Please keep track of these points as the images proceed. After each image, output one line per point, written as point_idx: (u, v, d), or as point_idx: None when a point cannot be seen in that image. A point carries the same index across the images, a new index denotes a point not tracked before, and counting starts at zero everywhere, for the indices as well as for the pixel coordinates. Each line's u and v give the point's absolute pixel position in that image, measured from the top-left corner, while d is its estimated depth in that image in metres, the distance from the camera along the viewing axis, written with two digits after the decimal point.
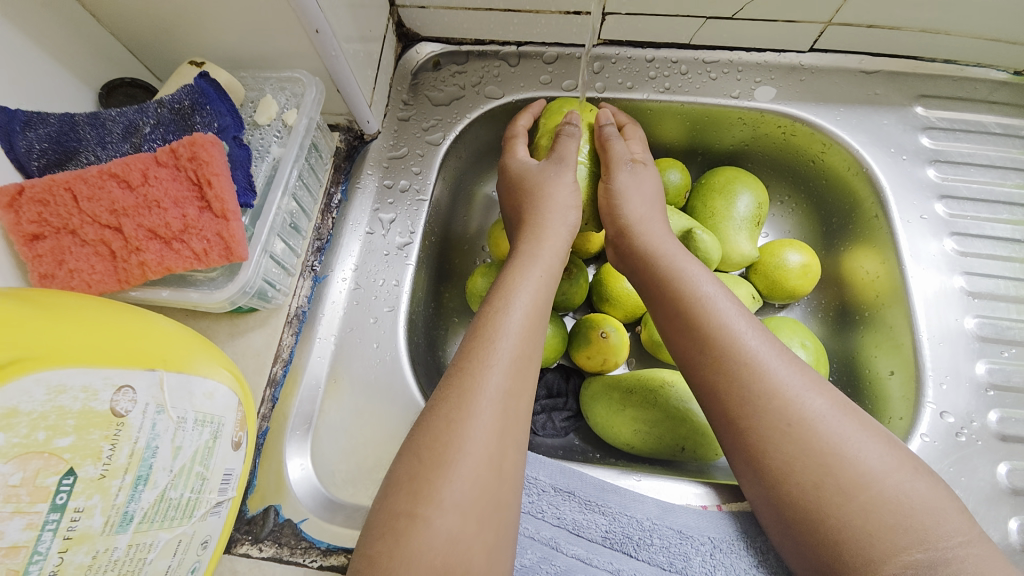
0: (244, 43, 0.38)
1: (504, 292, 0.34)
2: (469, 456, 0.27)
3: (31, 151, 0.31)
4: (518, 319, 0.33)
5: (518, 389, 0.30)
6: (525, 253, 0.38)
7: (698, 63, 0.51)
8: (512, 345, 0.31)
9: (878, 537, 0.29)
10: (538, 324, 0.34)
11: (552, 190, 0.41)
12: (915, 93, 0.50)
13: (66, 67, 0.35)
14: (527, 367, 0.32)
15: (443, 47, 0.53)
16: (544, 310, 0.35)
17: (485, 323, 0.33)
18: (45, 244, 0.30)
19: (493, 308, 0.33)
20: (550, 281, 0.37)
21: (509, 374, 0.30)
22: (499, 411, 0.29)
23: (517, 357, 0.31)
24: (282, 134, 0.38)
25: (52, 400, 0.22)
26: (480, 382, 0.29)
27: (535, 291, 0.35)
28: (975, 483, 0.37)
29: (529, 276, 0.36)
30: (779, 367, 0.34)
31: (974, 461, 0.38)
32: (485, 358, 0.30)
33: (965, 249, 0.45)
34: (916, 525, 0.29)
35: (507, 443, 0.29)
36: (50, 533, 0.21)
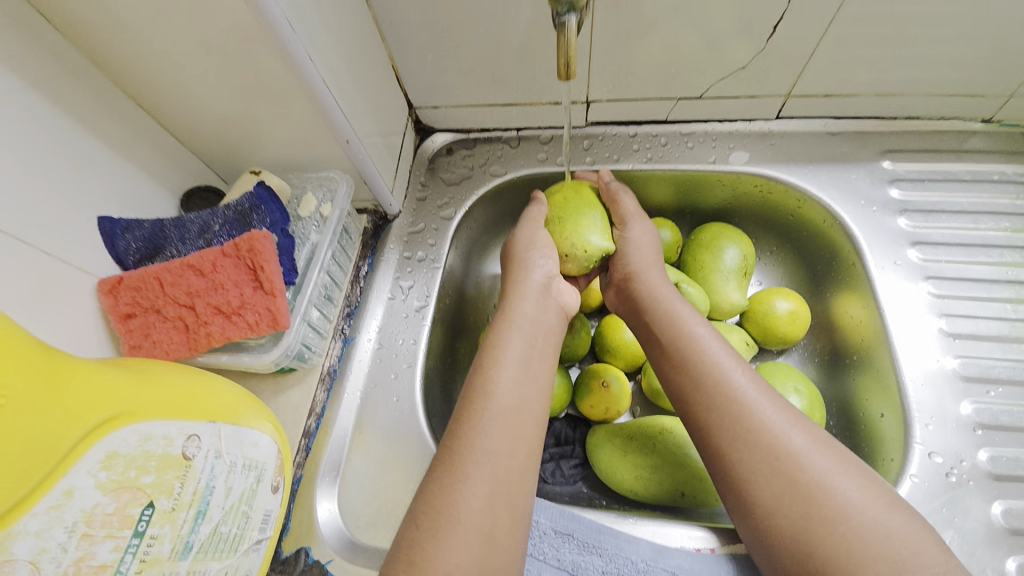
0: (289, 152, 0.47)
1: (489, 357, 0.39)
2: (464, 515, 0.31)
3: (128, 249, 0.40)
4: (503, 382, 0.37)
5: (505, 447, 0.34)
6: (506, 315, 0.42)
7: (676, 135, 0.58)
8: (495, 407, 0.35)
9: (862, 566, 0.30)
10: (523, 381, 0.38)
11: (530, 259, 0.46)
12: (881, 149, 0.55)
13: (154, 180, 0.45)
14: (515, 423, 0.35)
15: (454, 136, 0.62)
16: (530, 367, 0.39)
17: (475, 385, 0.37)
18: (135, 321, 0.38)
19: (483, 377, 0.37)
20: (530, 340, 0.41)
21: (495, 433, 0.34)
22: (487, 470, 0.33)
23: (501, 415, 0.35)
24: (320, 224, 0.47)
25: (142, 444, 0.27)
26: (470, 445, 0.33)
27: (516, 353, 0.39)
28: (969, 524, 0.38)
29: (507, 340, 0.40)
30: (762, 404, 0.37)
31: (966, 501, 0.39)
32: (473, 422, 0.35)
33: (943, 291, 0.48)
34: (897, 555, 0.30)
35: (501, 498, 0.32)
36: (130, 555, 0.27)
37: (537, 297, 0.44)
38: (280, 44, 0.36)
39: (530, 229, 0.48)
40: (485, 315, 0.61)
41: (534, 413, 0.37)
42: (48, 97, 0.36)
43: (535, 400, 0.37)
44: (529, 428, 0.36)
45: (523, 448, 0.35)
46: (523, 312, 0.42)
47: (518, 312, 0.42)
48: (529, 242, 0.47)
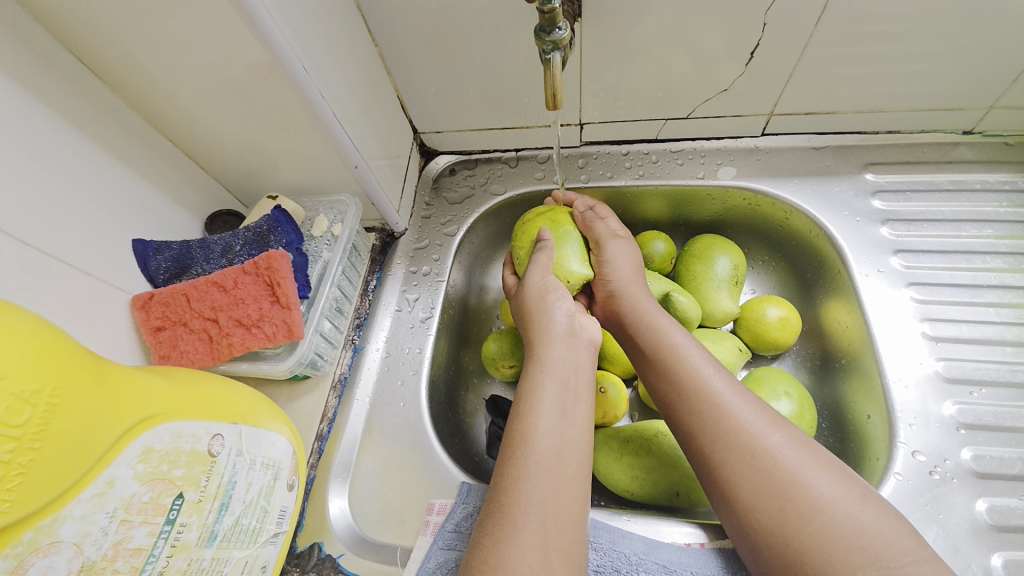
0: (303, 178, 0.51)
1: (525, 407, 0.38)
2: (524, 570, 0.31)
3: (159, 268, 0.44)
4: (543, 433, 0.37)
5: (553, 496, 0.34)
6: (536, 362, 0.42)
7: (667, 153, 0.61)
8: (538, 458, 0.35)
9: (837, 556, 0.32)
10: (562, 428, 0.37)
11: (549, 301, 0.45)
12: (864, 162, 0.57)
13: (183, 206, 0.50)
14: (560, 470, 0.35)
15: (457, 157, 0.66)
16: (567, 413, 0.38)
17: (513, 434, 0.37)
18: (164, 333, 0.42)
19: (519, 425, 0.37)
20: (565, 385, 0.40)
21: (542, 484, 0.34)
22: (538, 523, 0.33)
23: (546, 466, 0.35)
24: (331, 242, 0.50)
25: (174, 441, 0.31)
26: (518, 497, 0.34)
27: (553, 402, 0.38)
28: (952, 520, 0.39)
29: (541, 389, 0.39)
30: (740, 407, 0.39)
31: (950, 498, 0.40)
32: (517, 474, 0.35)
33: (925, 297, 0.49)
34: (868, 545, 0.32)
35: (558, 551, 0.33)
36: (163, 540, 0.30)
37: (564, 340, 0.43)
38: (296, 85, 0.40)
39: (541, 275, 0.47)
40: (487, 325, 0.64)
41: (575, 457, 0.37)
42: (90, 137, 0.41)
43: (576, 446, 0.37)
44: (576, 475, 0.36)
45: (569, 495, 0.35)
46: (553, 358, 0.42)
47: (547, 357, 0.42)
48: (544, 285, 0.46)
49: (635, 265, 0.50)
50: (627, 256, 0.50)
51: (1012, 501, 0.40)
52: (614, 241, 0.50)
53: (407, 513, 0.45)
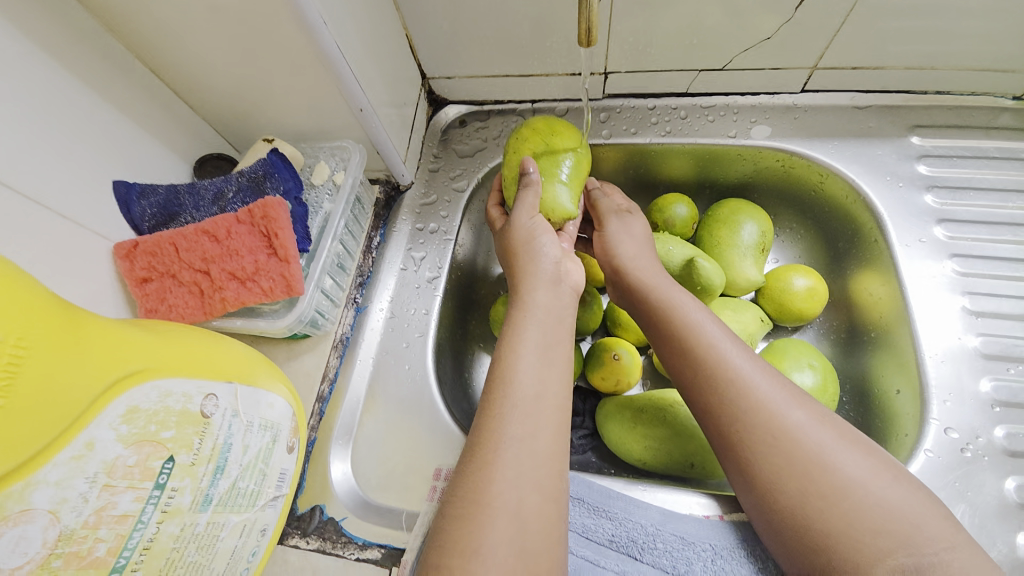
0: (302, 122, 0.47)
1: (507, 347, 0.36)
2: (501, 504, 0.29)
3: (144, 214, 0.41)
4: (526, 372, 0.34)
5: (530, 432, 0.32)
6: (520, 306, 0.39)
7: (696, 108, 0.56)
8: (517, 395, 0.33)
9: (862, 541, 0.30)
10: (546, 368, 0.35)
11: (536, 244, 0.42)
12: (909, 124, 0.53)
13: (167, 147, 0.45)
14: (540, 410, 0.33)
15: (467, 107, 0.61)
16: (551, 355, 0.36)
17: (494, 375, 0.35)
18: (152, 285, 0.39)
19: (500, 362, 0.35)
20: (548, 327, 0.38)
21: (520, 423, 0.32)
22: (515, 459, 0.31)
23: (526, 405, 0.33)
24: (332, 192, 0.47)
25: (162, 400, 0.28)
26: (495, 434, 0.32)
27: (535, 341, 0.36)
28: (982, 499, 0.38)
29: (523, 329, 0.37)
30: (761, 382, 0.36)
31: (981, 477, 0.39)
32: (495, 413, 0.32)
33: (966, 269, 0.47)
34: (897, 531, 0.30)
35: (535, 488, 0.31)
36: (152, 505, 0.28)
37: (549, 284, 0.40)
38: (293, 10, 0.35)
39: (529, 217, 0.43)
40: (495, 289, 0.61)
41: (558, 400, 0.34)
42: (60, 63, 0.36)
43: (557, 387, 0.35)
44: (556, 417, 0.34)
45: (550, 435, 0.33)
46: (537, 299, 0.39)
47: (531, 299, 0.39)
48: (530, 227, 0.43)
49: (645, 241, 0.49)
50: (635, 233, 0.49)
51: None
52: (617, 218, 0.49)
53: (412, 477, 0.44)
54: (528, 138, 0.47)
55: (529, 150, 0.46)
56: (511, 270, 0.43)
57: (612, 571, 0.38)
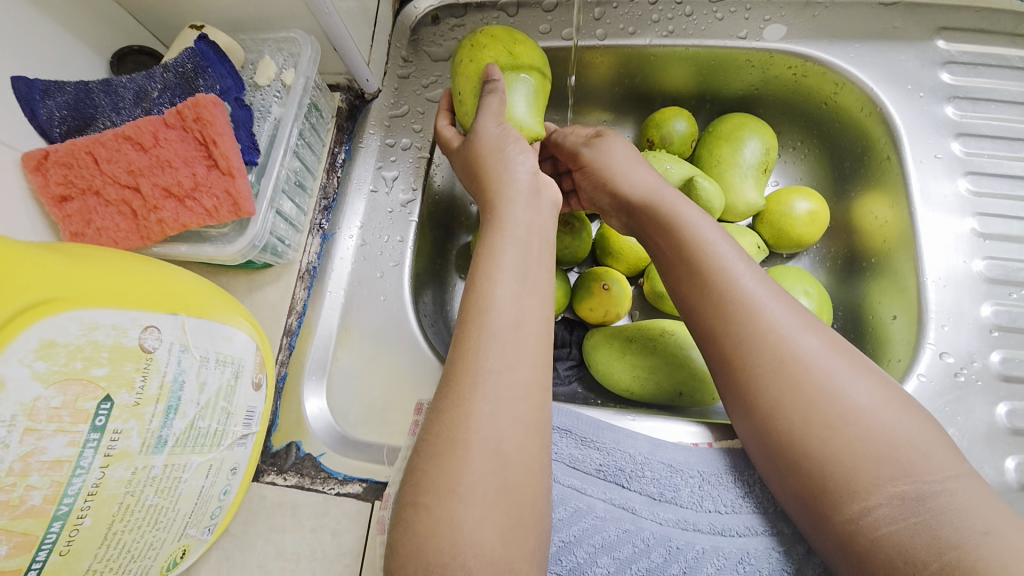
0: (240, 6, 0.39)
1: (479, 271, 0.32)
2: (479, 440, 0.27)
3: (52, 118, 0.34)
4: (503, 298, 0.31)
5: (509, 363, 0.29)
6: (495, 224, 0.34)
7: (704, 3, 0.49)
8: (493, 325, 0.30)
9: (862, 469, 0.29)
10: (524, 293, 0.32)
11: (507, 154, 0.37)
12: (936, 25, 0.47)
13: (74, 35, 0.37)
14: (519, 339, 0.30)
15: (441, 0, 0.52)
16: (530, 277, 0.32)
17: (467, 302, 0.31)
18: (72, 205, 0.33)
19: (473, 287, 0.31)
20: (526, 248, 0.34)
21: (497, 352, 0.29)
22: (494, 392, 0.28)
23: (503, 334, 0.30)
24: (281, 94, 0.40)
25: (86, 334, 0.24)
26: (471, 366, 0.29)
27: (512, 264, 0.32)
28: (970, 422, 0.38)
29: (500, 250, 0.33)
30: (773, 308, 0.33)
31: (972, 401, 0.39)
32: (470, 343, 0.29)
33: (980, 189, 0.44)
34: (900, 458, 0.29)
35: (517, 420, 0.28)
36: (91, 450, 0.24)
37: (526, 199, 0.36)
38: None
39: (496, 124, 0.38)
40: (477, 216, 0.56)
41: (538, 327, 0.31)
42: None
43: (536, 312, 0.32)
44: (535, 345, 0.31)
45: (530, 364, 0.30)
46: (514, 216, 0.35)
47: (509, 217, 0.35)
48: (498, 136, 0.38)
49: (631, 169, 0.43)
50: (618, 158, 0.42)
51: None
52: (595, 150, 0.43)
53: (393, 413, 0.42)
54: (488, 44, 0.41)
55: (491, 57, 0.41)
56: (481, 183, 0.38)
57: (600, 499, 0.37)
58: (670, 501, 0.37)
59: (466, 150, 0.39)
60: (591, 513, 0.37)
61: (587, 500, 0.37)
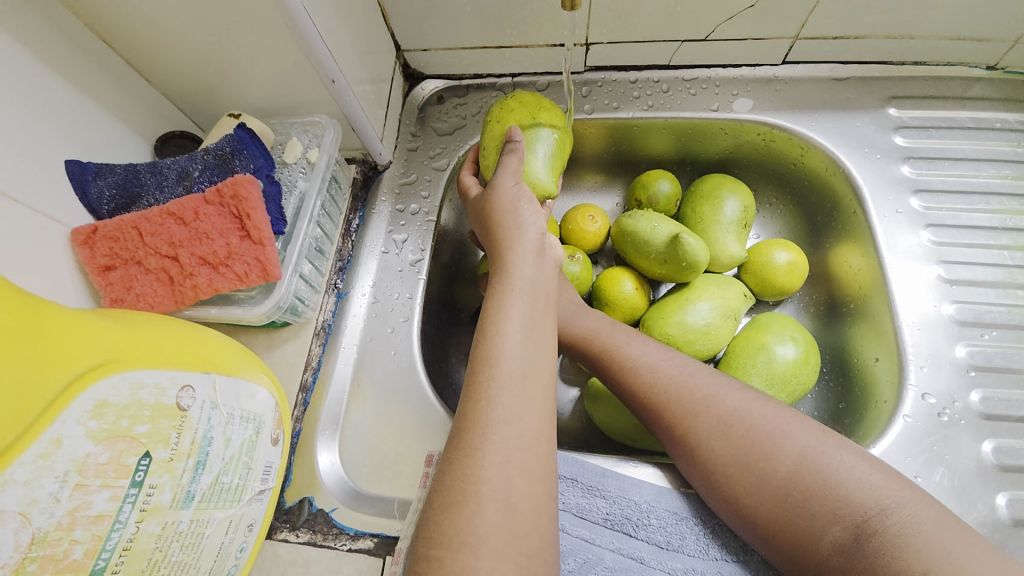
0: (272, 96, 0.44)
1: (488, 324, 0.35)
2: (490, 491, 0.29)
3: (102, 197, 0.38)
4: (511, 348, 0.33)
5: (518, 413, 0.31)
6: (504, 277, 0.38)
7: (678, 81, 0.55)
8: (502, 376, 0.32)
9: (800, 525, 0.32)
10: (531, 345, 0.34)
11: (519, 212, 0.41)
12: (887, 95, 0.53)
13: (125, 124, 0.42)
14: (527, 390, 0.32)
15: (445, 82, 0.58)
16: (535, 331, 0.35)
17: (476, 353, 0.34)
18: (115, 273, 0.36)
19: (485, 337, 0.34)
20: (532, 302, 0.37)
21: (507, 402, 0.31)
22: (503, 443, 0.30)
23: (513, 386, 0.32)
24: (306, 171, 0.44)
25: (133, 393, 0.26)
26: (481, 418, 0.30)
27: (520, 317, 0.35)
28: (959, 460, 0.40)
29: (507, 303, 0.36)
30: (686, 390, 0.38)
31: (958, 439, 0.41)
32: (481, 395, 0.31)
33: (942, 239, 0.48)
34: (828, 505, 0.31)
35: (525, 468, 0.30)
36: (129, 504, 0.26)
37: (533, 256, 0.39)
38: None
39: (513, 181, 0.42)
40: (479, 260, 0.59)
41: (544, 378, 0.34)
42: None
43: (543, 365, 0.34)
44: (542, 395, 0.33)
45: (538, 415, 0.32)
46: (521, 273, 0.38)
47: (517, 272, 0.38)
48: (513, 194, 0.41)
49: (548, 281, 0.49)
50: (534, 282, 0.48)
51: (1016, 442, 0.41)
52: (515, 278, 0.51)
53: (403, 465, 0.43)
54: (516, 108, 0.46)
55: (516, 119, 0.46)
56: (493, 241, 0.41)
57: (608, 549, 0.38)
58: (677, 550, 0.38)
59: (483, 201, 0.43)
60: (600, 564, 0.37)
61: (596, 551, 0.38)
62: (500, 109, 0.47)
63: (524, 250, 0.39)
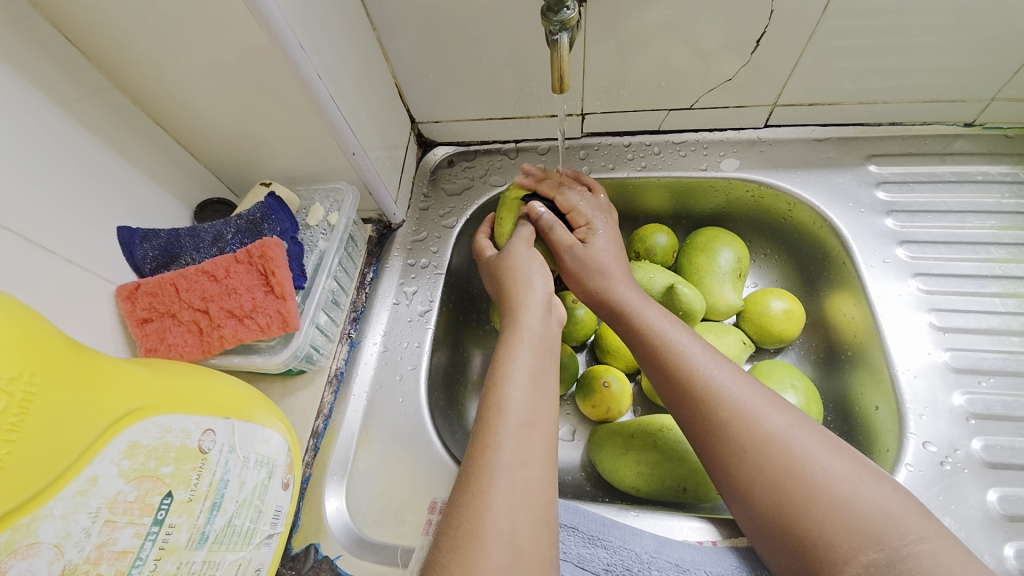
0: (298, 166, 0.50)
1: (498, 375, 0.37)
2: (495, 533, 0.30)
3: (146, 258, 0.42)
4: (516, 397, 0.35)
5: (524, 459, 0.33)
6: (514, 330, 0.40)
7: (669, 144, 0.60)
8: (510, 424, 0.34)
9: (835, 541, 0.30)
10: (536, 395, 0.36)
11: (528, 274, 0.44)
12: (866, 153, 0.57)
13: (171, 194, 0.48)
14: (533, 437, 0.34)
15: (455, 148, 0.64)
16: (542, 383, 0.37)
17: (485, 403, 0.36)
18: (151, 325, 0.40)
19: (494, 387, 0.36)
20: (539, 355, 0.39)
21: (513, 449, 0.33)
22: (510, 486, 0.31)
23: (520, 433, 0.34)
24: (327, 232, 0.49)
25: (161, 436, 0.29)
26: (489, 460, 0.32)
27: (526, 368, 0.37)
28: (965, 511, 0.40)
29: (517, 354, 0.38)
30: (737, 390, 0.36)
31: (961, 489, 0.41)
32: (490, 441, 0.33)
33: (931, 287, 0.50)
34: (867, 526, 0.29)
35: (528, 512, 0.31)
36: (150, 542, 0.28)
37: (543, 312, 0.42)
38: (292, 64, 0.38)
39: (525, 246, 0.47)
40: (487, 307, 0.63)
41: (547, 424, 0.35)
42: (73, 117, 0.39)
43: (548, 415, 0.36)
44: (545, 442, 0.34)
45: (542, 460, 0.33)
46: (531, 328, 0.40)
47: (527, 326, 0.40)
48: (525, 259, 0.45)
49: (618, 252, 0.48)
50: (604, 252, 0.47)
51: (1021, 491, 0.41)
52: (571, 254, 0.47)
53: (407, 512, 0.44)
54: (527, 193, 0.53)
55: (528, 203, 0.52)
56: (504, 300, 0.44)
57: None
58: None
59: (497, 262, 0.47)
60: None
61: None
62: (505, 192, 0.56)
63: (537, 300, 0.43)
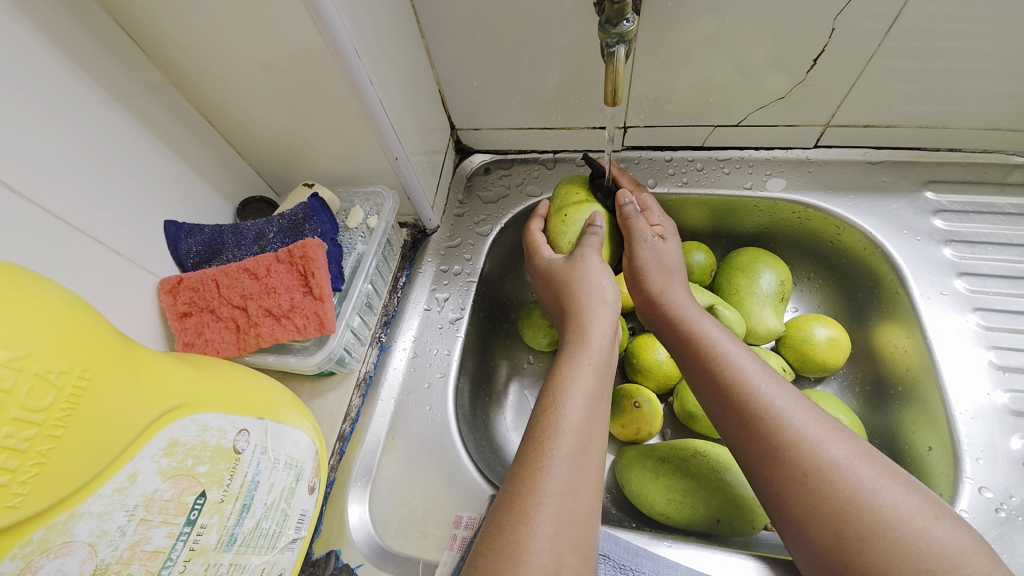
0: (340, 168, 0.50)
1: (556, 391, 0.36)
2: (540, 564, 0.28)
3: (189, 253, 0.43)
4: (572, 420, 0.34)
5: (572, 489, 0.31)
6: (575, 345, 0.39)
7: (712, 161, 0.58)
8: (563, 448, 0.33)
9: None
10: (592, 418, 0.35)
11: (599, 287, 0.42)
12: (923, 179, 0.54)
13: (214, 191, 0.48)
14: (583, 464, 0.33)
15: (492, 156, 0.63)
16: (598, 407, 0.36)
17: (541, 421, 0.34)
18: (191, 319, 0.40)
19: (549, 402, 0.35)
20: (601, 376, 0.37)
21: (563, 476, 0.31)
22: (556, 515, 0.30)
23: (571, 459, 0.32)
24: (365, 235, 0.49)
25: (199, 434, 0.29)
26: (536, 485, 0.31)
27: (584, 390, 0.36)
28: (1017, 562, 0.38)
29: (578, 372, 0.36)
30: (799, 416, 0.34)
31: (1016, 539, 0.39)
32: (539, 463, 0.32)
33: (990, 323, 0.48)
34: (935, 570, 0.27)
35: (571, 545, 0.30)
36: (181, 543, 0.28)
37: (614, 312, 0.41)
38: (345, 68, 0.39)
39: (597, 258, 0.44)
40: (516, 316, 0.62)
41: (597, 452, 0.34)
42: (130, 112, 0.39)
43: (598, 441, 0.35)
44: (592, 473, 0.33)
45: (590, 491, 0.32)
46: (597, 347, 0.38)
47: (593, 343, 0.39)
48: (596, 272, 0.43)
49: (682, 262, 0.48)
50: (674, 253, 0.47)
51: None
52: (650, 246, 0.46)
53: (430, 524, 0.43)
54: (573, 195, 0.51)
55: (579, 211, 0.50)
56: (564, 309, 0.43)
57: None
58: None
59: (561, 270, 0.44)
60: None
61: None
62: (566, 189, 0.52)
63: (603, 307, 0.41)
